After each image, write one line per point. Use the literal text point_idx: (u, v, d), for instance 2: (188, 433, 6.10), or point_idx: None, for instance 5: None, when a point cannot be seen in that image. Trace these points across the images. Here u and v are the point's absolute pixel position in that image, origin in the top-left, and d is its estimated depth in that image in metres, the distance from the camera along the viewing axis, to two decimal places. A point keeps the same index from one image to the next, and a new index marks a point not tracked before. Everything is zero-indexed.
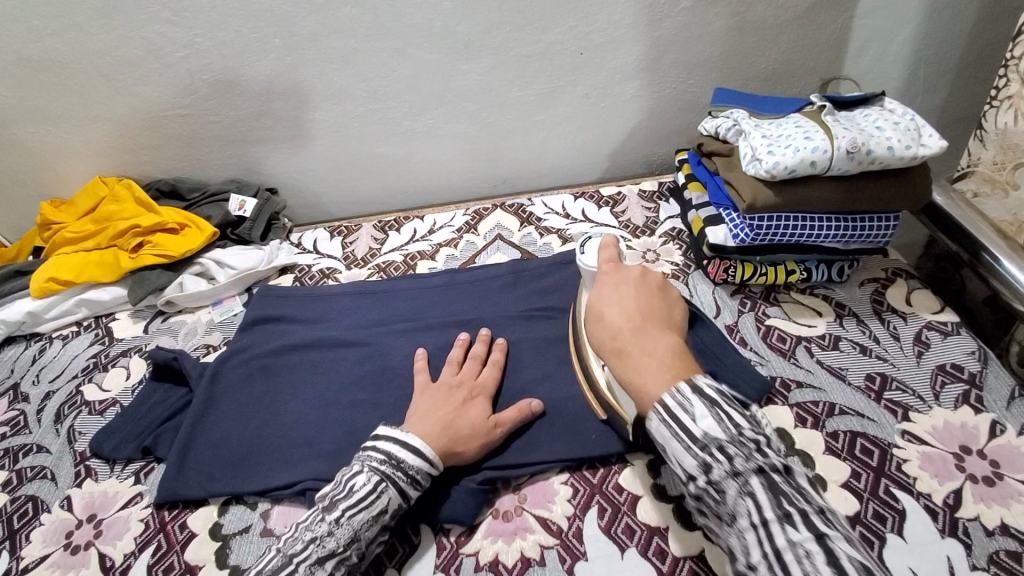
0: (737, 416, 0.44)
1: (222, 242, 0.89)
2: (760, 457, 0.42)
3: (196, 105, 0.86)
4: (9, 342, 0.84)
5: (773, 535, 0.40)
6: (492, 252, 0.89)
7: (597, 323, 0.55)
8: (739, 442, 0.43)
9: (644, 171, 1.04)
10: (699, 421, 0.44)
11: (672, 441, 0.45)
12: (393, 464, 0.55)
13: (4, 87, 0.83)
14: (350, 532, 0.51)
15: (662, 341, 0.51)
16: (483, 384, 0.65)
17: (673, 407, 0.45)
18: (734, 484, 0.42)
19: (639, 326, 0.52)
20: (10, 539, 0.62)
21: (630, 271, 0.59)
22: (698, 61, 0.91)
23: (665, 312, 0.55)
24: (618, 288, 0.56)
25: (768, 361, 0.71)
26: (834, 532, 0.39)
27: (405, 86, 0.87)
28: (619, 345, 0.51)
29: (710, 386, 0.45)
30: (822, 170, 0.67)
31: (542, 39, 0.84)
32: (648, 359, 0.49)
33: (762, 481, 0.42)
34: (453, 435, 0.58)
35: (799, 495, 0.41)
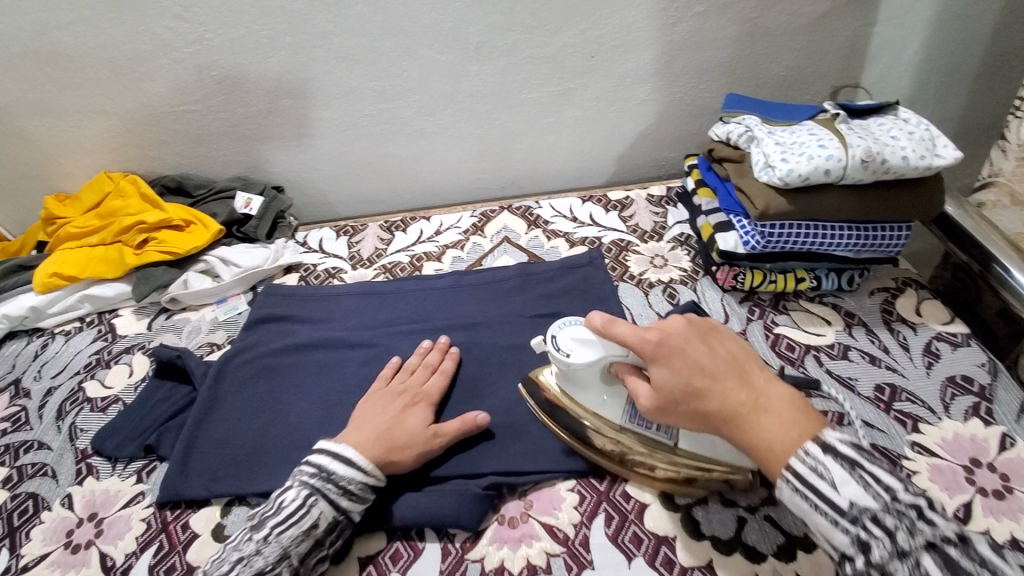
0: (885, 479, 0.43)
1: (227, 240, 0.89)
2: (923, 527, 0.41)
3: (204, 101, 0.86)
4: (10, 337, 0.83)
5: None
6: (499, 254, 0.88)
7: (688, 400, 0.48)
8: (894, 511, 0.42)
9: (652, 176, 1.04)
10: (842, 489, 0.43)
11: (820, 518, 0.44)
12: (324, 477, 0.55)
13: (11, 79, 0.82)
14: (279, 549, 0.51)
15: (761, 389, 0.48)
16: (427, 392, 0.65)
17: (806, 473, 0.44)
18: (903, 564, 0.40)
19: (735, 386, 0.48)
20: (8, 537, 0.61)
21: (676, 323, 0.52)
22: (709, 66, 0.90)
23: (736, 354, 0.50)
24: (685, 351, 0.49)
25: (778, 370, 0.70)
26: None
27: (415, 86, 0.86)
28: (731, 414, 0.47)
29: (844, 444, 0.45)
30: (836, 178, 0.67)
31: (554, 41, 0.84)
32: (770, 419, 0.46)
33: (932, 557, 0.40)
34: (388, 443, 0.58)
35: (979, 566, 0.39)
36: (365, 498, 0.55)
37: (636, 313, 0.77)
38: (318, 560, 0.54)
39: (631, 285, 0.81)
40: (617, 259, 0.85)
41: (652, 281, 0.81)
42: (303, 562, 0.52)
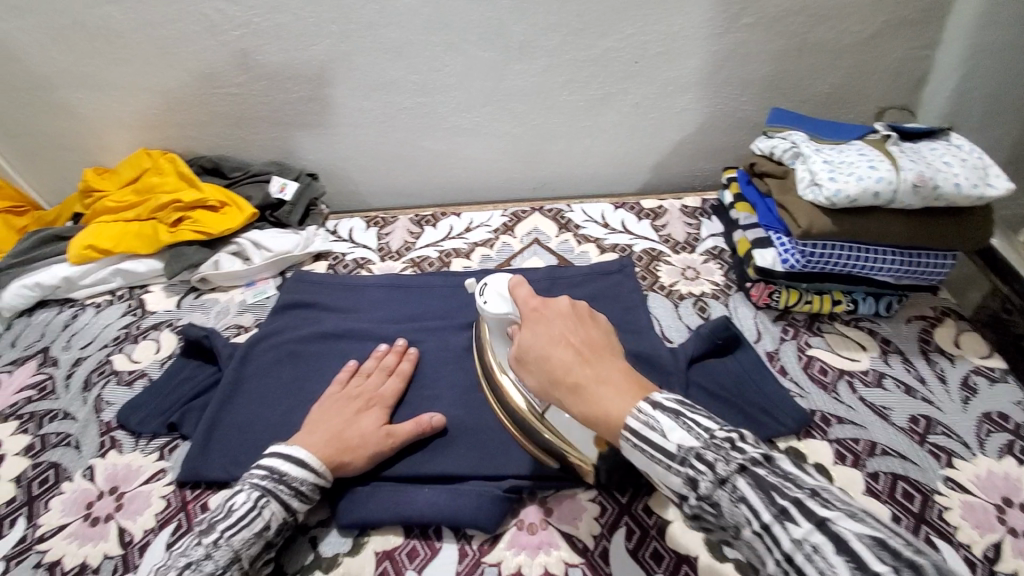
0: (703, 419, 0.42)
1: (260, 223, 0.89)
2: (737, 455, 0.40)
3: (246, 85, 0.86)
4: (41, 306, 0.84)
5: (778, 539, 0.36)
6: (528, 255, 0.87)
7: (542, 365, 0.49)
8: (712, 445, 0.41)
9: (685, 187, 1.03)
10: (670, 435, 0.42)
11: (655, 464, 0.42)
12: (275, 478, 0.54)
13: (59, 51, 0.83)
14: (229, 553, 0.50)
15: (608, 368, 0.47)
16: (382, 395, 0.64)
17: (639, 428, 0.43)
18: (724, 492, 0.39)
19: (583, 359, 0.48)
20: (28, 505, 0.62)
21: (556, 303, 0.53)
22: (754, 80, 0.89)
23: (600, 339, 0.50)
24: (552, 323, 0.51)
25: (809, 394, 0.68)
26: (834, 512, 0.36)
27: (455, 82, 0.86)
28: (569, 379, 0.47)
29: (669, 400, 0.44)
30: (884, 202, 0.65)
31: (598, 44, 0.83)
32: (603, 390, 0.46)
33: (746, 480, 0.38)
34: (339, 445, 0.57)
35: (788, 482, 0.38)
36: (312, 499, 0.56)
37: (664, 324, 0.76)
38: (263, 563, 0.54)
39: (661, 295, 0.80)
40: (647, 268, 0.84)
41: (683, 292, 0.80)
42: (250, 566, 0.52)
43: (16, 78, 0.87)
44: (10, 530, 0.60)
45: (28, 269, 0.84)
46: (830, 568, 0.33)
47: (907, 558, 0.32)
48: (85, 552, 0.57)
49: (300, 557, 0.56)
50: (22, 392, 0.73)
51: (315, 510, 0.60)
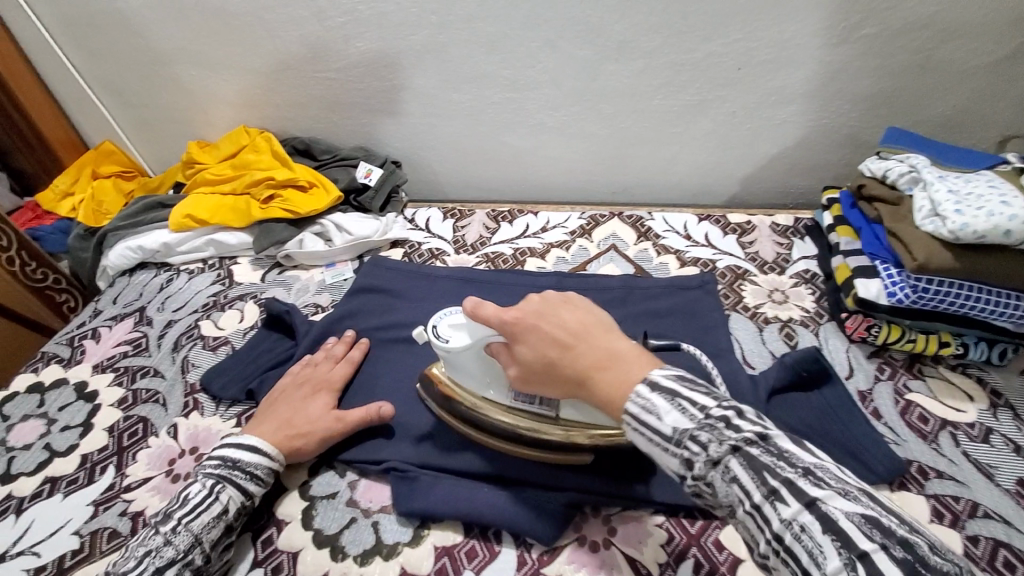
0: (700, 397, 0.42)
1: (344, 207, 0.92)
2: (730, 434, 0.39)
3: (343, 70, 0.89)
4: (141, 267, 0.90)
5: (768, 518, 0.37)
6: (604, 261, 0.85)
7: (547, 369, 0.48)
8: (706, 425, 0.40)
9: (775, 203, 0.97)
10: (665, 418, 0.41)
11: (655, 448, 0.42)
12: (228, 466, 0.56)
13: (176, 29, 0.88)
14: (190, 537, 0.52)
15: (608, 348, 0.46)
16: (330, 380, 0.66)
17: (638, 412, 0.42)
18: (717, 473, 0.39)
19: (580, 351, 0.47)
20: (117, 454, 0.66)
21: (529, 301, 0.50)
22: (868, 95, 0.82)
23: (591, 319, 0.48)
24: (536, 327, 0.48)
25: (905, 441, 0.63)
26: (827, 491, 0.36)
27: (547, 79, 0.84)
28: (577, 376, 0.47)
29: (667, 379, 0.43)
30: (1016, 241, 0.59)
31: (701, 48, 0.79)
32: (612, 376, 0.45)
33: (739, 460, 0.39)
34: (287, 433, 0.59)
35: (782, 462, 0.38)
36: (269, 483, 0.58)
37: (747, 348, 0.72)
38: (225, 548, 0.54)
39: (744, 316, 0.76)
40: (731, 286, 0.80)
41: (769, 316, 0.75)
42: (212, 550, 0.53)
43: (137, 52, 0.93)
44: (101, 476, 0.64)
45: (134, 231, 0.90)
46: (818, 548, 0.35)
47: (899, 536, 0.33)
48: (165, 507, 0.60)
49: (362, 540, 0.56)
50: (119, 346, 0.78)
51: (378, 493, 0.59)
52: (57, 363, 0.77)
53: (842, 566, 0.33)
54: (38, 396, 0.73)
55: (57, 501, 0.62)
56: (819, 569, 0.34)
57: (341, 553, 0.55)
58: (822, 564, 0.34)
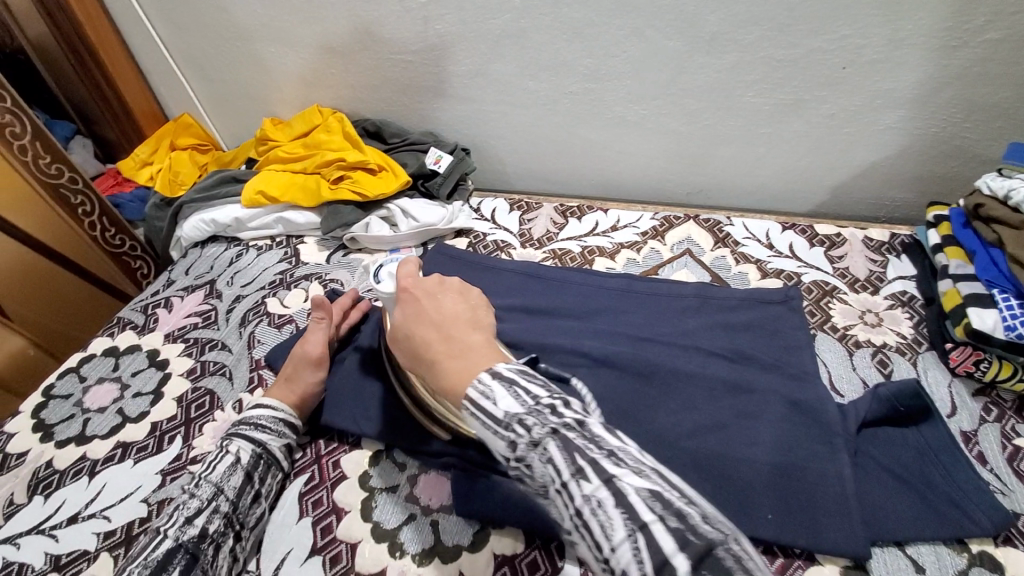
0: (534, 387, 0.43)
1: (411, 192, 0.90)
2: (552, 419, 0.40)
3: (418, 53, 0.87)
4: (212, 240, 0.91)
5: (572, 495, 0.37)
6: (678, 266, 0.81)
7: (409, 344, 0.50)
8: (535, 411, 0.41)
9: (867, 215, 0.90)
10: (499, 403, 0.42)
11: (487, 431, 0.43)
12: (237, 425, 0.59)
13: (259, 4, 0.88)
14: (212, 487, 0.54)
15: (464, 341, 0.48)
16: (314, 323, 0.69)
17: (477, 398, 0.43)
18: (536, 453, 0.40)
19: (441, 336, 0.49)
20: (185, 425, 0.67)
21: (427, 280, 0.55)
22: (994, 103, 0.74)
23: (467, 314, 0.51)
24: (417, 301, 0.53)
25: (1013, 492, 0.57)
26: (624, 469, 0.37)
27: (630, 71, 0.80)
28: (426, 356, 0.48)
29: (509, 369, 0.44)
30: None
31: (804, 44, 0.73)
32: (460, 365, 0.46)
33: (557, 442, 0.39)
34: (281, 383, 0.64)
35: (591, 444, 0.39)
36: (279, 432, 0.59)
37: (834, 372, 0.66)
38: (254, 499, 0.56)
39: (832, 337, 0.70)
40: (817, 303, 0.74)
41: (860, 339, 0.69)
42: (239, 498, 0.54)
43: (219, 26, 0.94)
44: (169, 446, 0.65)
45: (208, 204, 0.91)
46: (610, 522, 0.35)
47: (677, 508, 0.34)
48: None
49: (421, 539, 0.55)
50: (189, 317, 0.79)
51: (437, 491, 0.58)
52: (132, 329, 0.79)
53: (625, 537, 0.34)
54: (113, 361, 0.76)
55: (127, 467, 0.64)
56: (607, 542, 0.34)
57: (400, 551, 0.54)
58: (610, 536, 0.34)
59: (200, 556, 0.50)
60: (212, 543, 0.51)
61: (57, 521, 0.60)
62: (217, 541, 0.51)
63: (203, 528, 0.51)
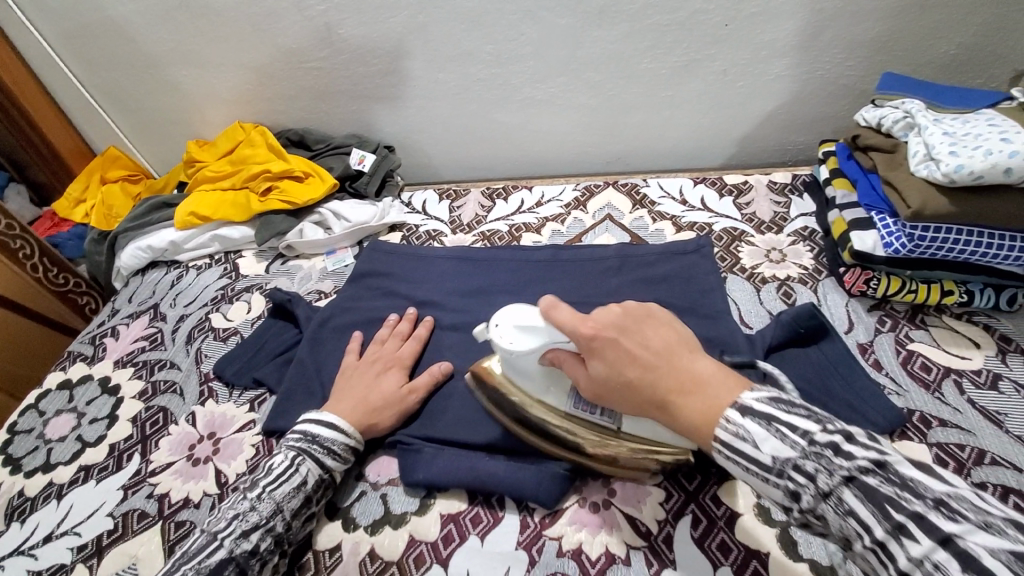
0: (799, 422, 0.39)
1: (340, 195, 0.93)
2: (842, 464, 0.36)
3: (328, 59, 0.89)
4: (152, 266, 0.93)
5: (893, 555, 0.33)
6: (600, 232, 0.85)
7: (624, 389, 0.46)
8: (812, 454, 0.38)
9: (774, 161, 0.95)
10: (763, 446, 0.39)
11: (756, 477, 0.40)
12: (308, 439, 0.57)
13: (167, 30, 0.90)
14: (271, 505, 0.53)
15: (691, 372, 0.43)
16: (399, 358, 0.67)
17: (731, 441, 0.40)
18: (830, 505, 0.36)
19: (662, 375, 0.44)
20: (141, 442, 0.69)
21: (607, 311, 0.47)
22: (866, 40, 0.79)
23: (671, 334, 0.46)
24: (616, 342, 0.46)
25: (907, 391, 0.61)
26: (964, 525, 0.32)
27: (531, 51, 0.84)
28: (658, 399, 0.44)
29: (759, 401, 0.41)
30: (1017, 180, 0.56)
31: (685, 6, 0.77)
32: (702, 402, 0.42)
33: (854, 492, 0.35)
34: (369, 408, 0.61)
35: (906, 493, 0.34)
36: (347, 459, 0.58)
37: (743, 308, 0.72)
38: (305, 519, 0.56)
39: (742, 278, 0.75)
40: (727, 248, 0.79)
41: (766, 276, 0.75)
42: (292, 520, 0.54)
43: (131, 56, 0.95)
44: (127, 463, 0.68)
45: (143, 232, 0.93)
46: None
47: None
48: (187, 488, 0.64)
49: (372, 511, 0.58)
50: (137, 342, 0.81)
51: (386, 467, 0.62)
52: (82, 361, 0.81)
53: None
54: (68, 392, 0.77)
55: (91, 487, 0.66)
56: None
57: (353, 525, 0.58)
58: None
59: (248, 572, 0.50)
60: (260, 561, 0.52)
61: (34, 541, 0.63)
62: (265, 559, 0.52)
63: (256, 545, 0.51)
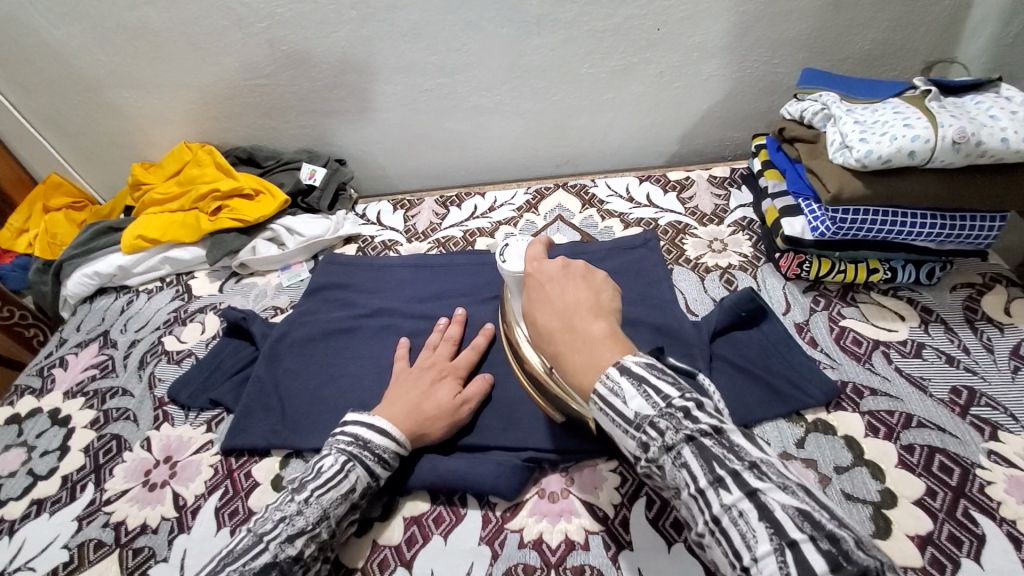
0: (664, 387, 0.42)
1: (292, 210, 0.93)
2: (688, 424, 0.40)
3: (273, 75, 0.89)
4: (101, 293, 0.91)
5: (710, 501, 0.38)
6: (552, 232, 0.88)
7: (532, 331, 0.51)
8: (666, 414, 0.41)
9: (715, 156, 1.00)
10: (630, 403, 0.42)
11: (614, 427, 0.43)
12: (360, 444, 0.55)
13: (105, 53, 0.89)
14: (319, 511, 0.51)
15: (585, 329, 0.47)
16: (455, 366, 0.64)
17: (606, 394, 0.43)
18: (670, 458, 0.40)
19: (563, 325, 0.48)
20: (95, 472, 0.68)
21: (551, 265, 0.53)
22: (787, 39, 0.84)
23: (590, 297, 0.49)
24: (541, 290, 0.51)
25: (840, 364, 0.65)
26: (768, 484, 0.37)
27: (474, 61, 0.86)
28: (552, 346, 0.48)
29: (637, 364, 0.43)
30: (920, 161, 0.61)
31: (618, 12, 0.81)
32: (582, 356, 0.46)
33: (693, 450, 0.39)
34: (420, 416, 0.58)
35: (731, 454, 0.39)
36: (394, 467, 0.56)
37: (689, 297, 0.75)
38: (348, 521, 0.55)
39: (687, 268, 0.78)
40: (673, 241, 0.82)
41: (709, 265, 0.78)
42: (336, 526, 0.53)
43: (68, 81, 0.93)
44: (81, 493, 0.66)
45: (89, 258, 0.91)
46: (752, 533, 0.35)
47: (827, 530, 0.34)
48: (144, 514, 0.62)
49: None
50: (86, 371, 0.79)
51: None
52: (30, 394, 0.78)
53: (770, 550, 0.34)
54: (16, 427, 0.75)
55: (44, 520, 0.64)
56: (750, 551, 0.35)
57: None
58: (753, 546, 0.35)
59: None
60: (303, 567, 0.50)
61: None
62: (307, 565, 0.50)
63: (300, 551, 0.49)
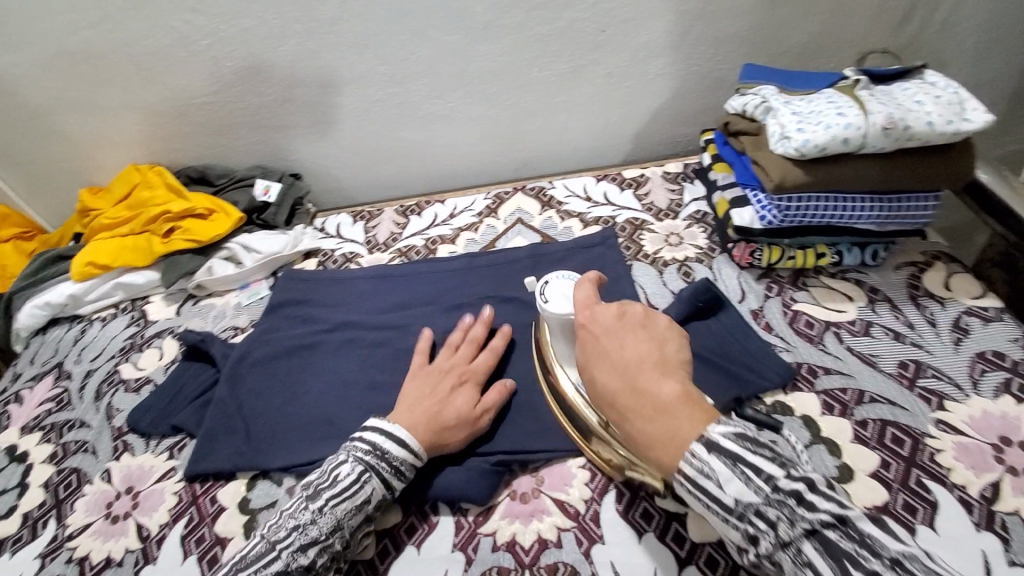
0: (769, 469, 0.42)
1: (248, 227, 0.92)
2: (805, 516, 0.40)
3: (221, 92, 0.88)
4: (52, 323, 0.88)
5: None
6: (513, 235, 0.88)
7: (593, 389, 0.50)
8: (774, 502, 0.41)
9: (668, 153, 1.02)
10: (727, 488, 0.42)
11: (713, 512, 0.43)
12: (378, 454, 0.54)
13: (43, 76, 0.86)
14: (332, 521, 0.51)
15: (655, 393, 0.46)
16: (474, 371, 0.63)
17: (695, 475, 0.43)
18: (788, 554, 0.40)
19: (630, 387, 0.47)
20: (55, 507, 0.65)
21: (607, 313, 0.52)
22: (727, 36, 0.87)
23: (653, 351, 0.49)
24: (598, 344, 0.50)
25: (794, 347, 0.67)
26: None
27: (425, 69, 0.86)
28: (618, 409, 0.47)
29: (727, 436, 0.43)
30: (855, 148, 0.63)
31: (563, 16, 0.82)
32: (656, 425, 0.45)
33: (814, 544, 0.40)
34: (440, 428, 0.57)
35: (863, 550, 0.39)
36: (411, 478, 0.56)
37: (649, 291, 0.76)
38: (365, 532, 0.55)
39: (646, 263, 0.80)
40: (631, 238, 0.84)
41: (667, 259, 0.80)
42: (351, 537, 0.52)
43: (5, 106, 0.89)
44: (42, 531, 0.64)
45: (37, 289, 0.88)
46: None
47: None
48: (107, 548, 0.61)
49: None
50: (40, 406, 0.76)
51: None
52: None
53: None
54: None
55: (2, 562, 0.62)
56: None
57: None
58: None
59: None
60: None
61: None
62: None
63: (314, 561, 0.49)
